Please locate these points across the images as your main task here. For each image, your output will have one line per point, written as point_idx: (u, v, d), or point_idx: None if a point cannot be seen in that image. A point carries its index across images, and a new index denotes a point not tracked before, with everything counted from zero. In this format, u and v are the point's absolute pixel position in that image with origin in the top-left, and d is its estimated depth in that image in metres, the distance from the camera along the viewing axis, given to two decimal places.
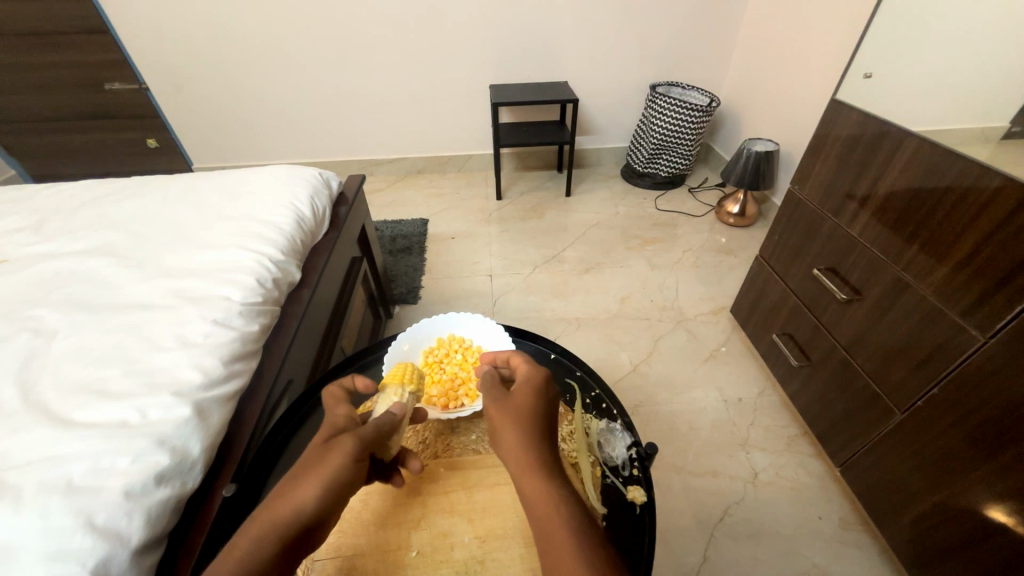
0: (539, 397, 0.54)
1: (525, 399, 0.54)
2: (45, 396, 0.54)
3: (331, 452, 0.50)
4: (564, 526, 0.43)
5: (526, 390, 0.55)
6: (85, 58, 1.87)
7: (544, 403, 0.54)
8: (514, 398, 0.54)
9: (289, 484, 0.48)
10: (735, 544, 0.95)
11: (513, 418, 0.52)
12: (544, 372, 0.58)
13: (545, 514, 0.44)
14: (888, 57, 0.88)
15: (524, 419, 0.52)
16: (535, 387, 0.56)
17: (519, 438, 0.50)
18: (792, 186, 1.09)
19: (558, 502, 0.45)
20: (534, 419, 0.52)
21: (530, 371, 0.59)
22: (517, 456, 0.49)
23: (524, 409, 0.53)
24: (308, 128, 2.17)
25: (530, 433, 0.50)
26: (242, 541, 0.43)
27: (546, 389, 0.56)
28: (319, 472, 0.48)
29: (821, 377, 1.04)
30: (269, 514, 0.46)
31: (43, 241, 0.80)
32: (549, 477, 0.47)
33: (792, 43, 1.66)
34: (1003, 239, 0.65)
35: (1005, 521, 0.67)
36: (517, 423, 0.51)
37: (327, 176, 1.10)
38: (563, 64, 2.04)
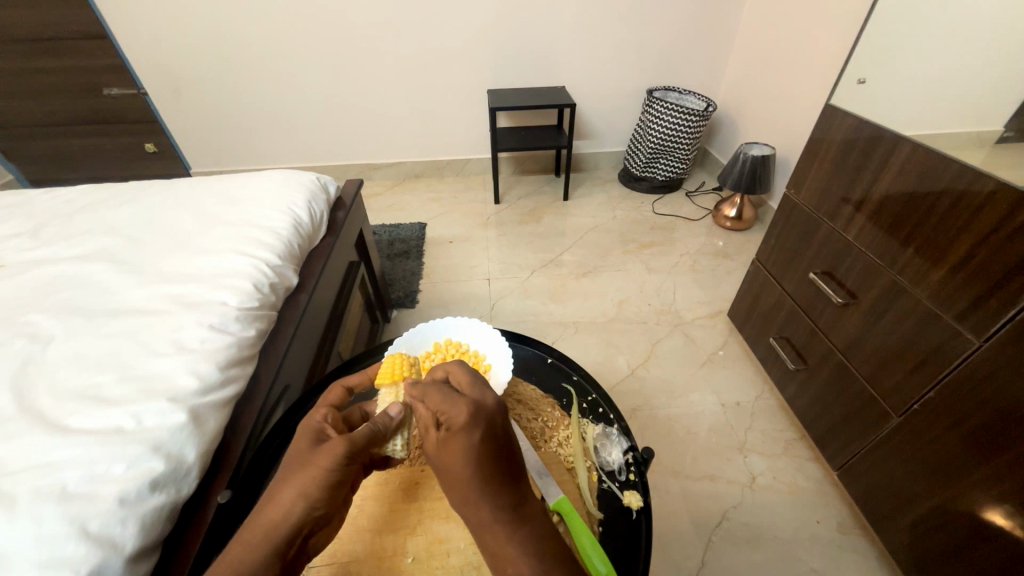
0: (463, 446, 0.49)
1: (454, 450, 0.49)
2: (40, 402, 0.54)
3: (317, 454, 0.51)
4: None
5: (455, 443, 0.50)
6: (84, 63, 1.88)
7: (469, 448, 0.49)
8: (446, 450, 0.50)
9: (278, 485, 0.49)
10: (734, 548, 0.95)
11: (448, 474, 0.50)
12: (463, 412, 0.51)
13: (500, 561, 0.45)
14: (880, 63, 0.89)
15: (459, 472, 0.49)
16: (457, 433, 0.50)
17: (462, 492, 0.49)
18: (788, 191, 1.10)
19: (510, 556, 0.45)
20: (464, 472, 0.48)
21: (452, 410, 0.52)
22: (466, 508, 0.48)
23: (451, 465, 0.49)
24: (306, 132, 2.17)
25: (466, 490, 0.48)
26: (236, 548, 0.44)
27: (468, 433, 0.50)
28: (305, 475, 0.49)
29: (818, 381, 1.04)
30: (262, 515, 0.47)
31: (40, 246, 0.80)
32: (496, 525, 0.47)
33: (788, 48, 1.68)
34: (997, 243, 0.65)
35: (1003, 524, 0.67)
36: (453, 479, 0.49)
37: (325, 180, 1.10)
38: (561, 68, 2.05)
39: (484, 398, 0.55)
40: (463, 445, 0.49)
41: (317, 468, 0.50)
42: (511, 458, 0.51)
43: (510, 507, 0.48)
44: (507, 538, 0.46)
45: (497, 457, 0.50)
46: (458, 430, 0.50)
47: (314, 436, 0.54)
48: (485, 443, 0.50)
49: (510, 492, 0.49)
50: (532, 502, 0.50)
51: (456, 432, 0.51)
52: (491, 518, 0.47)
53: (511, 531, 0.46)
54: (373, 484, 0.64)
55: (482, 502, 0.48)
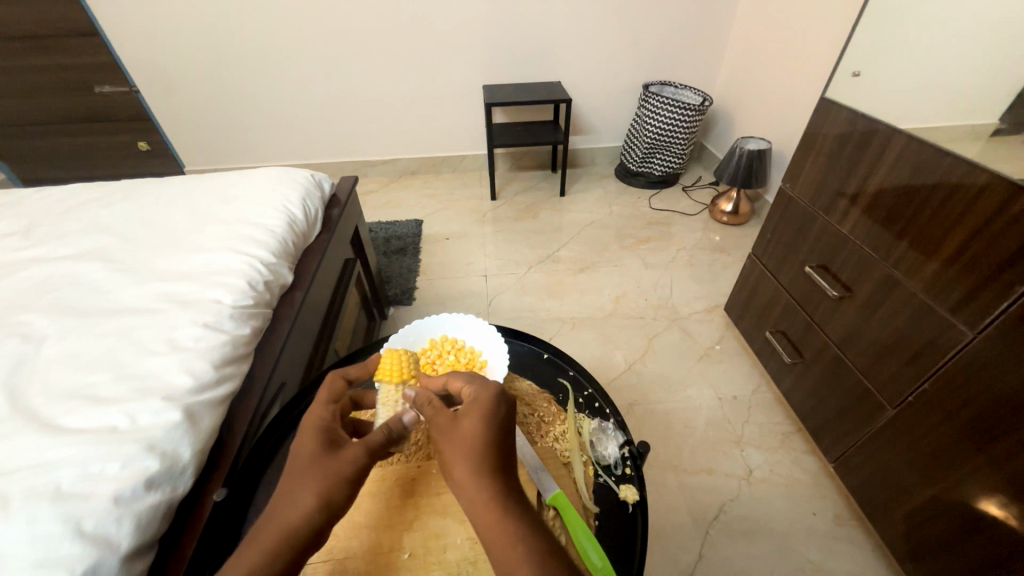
0: (485, 419, 0.51)
1: (471, 424, 0.51)
2: (33, 402, 0.53)
3: (339, 458, 0.50)
4: (517, 556, 0.41)
5: (474, 417, 0.51)
6: (74, 61, 1.86)
7: (490, 423, 0.51)
8: (461, 424, 0.51)
9: (292, 489, 0.47)
10: (731, 541, 0.95)
11: (458, 445, 0.49)
12: (490, 389, 0.55)
13: (498, 539, 0.43)
14: (875, 56, 0.89)
15: (471, 445, 0.49)
16: (481, 407, 0.52)
17: (467, 464, 0.48)
18: (784, 185, 1.09)
19: (510, 537, 0.42)
20: (479, 442, 0.49)
21: (477, 389, 0.56)
22: (466, 482, 0.47)
23: (465, 438, 0.50)
24: (301, 129, 2.16)
25: (474, 462, 0.48)
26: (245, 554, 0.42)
27: (491, 409, 0.52)
28: (327, 479, 0.48)
29: (814, 374, 1.05)
30: (274, 519, 0.45)
31: (32, 246, 0.79)
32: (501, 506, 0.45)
33: (784, 42, 1.67)
34: (991, 235, 0.65)
35: (997, 513, 0.67)
36: (460, 451, 0.49)
37: (319, 177, 1.10)
38: (557, 63, 2.04)
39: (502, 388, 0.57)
40: (486, 418, 0.51)
41: (340, 474, 0.49)
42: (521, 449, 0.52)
43: (515, 490, 0.47)
44: (510, 515, 0.44)
45: (510, 442, 0.51)
46: (480, 407, 0.52)
47: (325, 437, 0.52)
48: (501, 424, 0.52)
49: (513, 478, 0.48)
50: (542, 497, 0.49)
51: (478, 407, 0.53)
52: (496, 494, 0.45)
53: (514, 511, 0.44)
54: (369, 481, 0.63)
55: (491, 475, 0.47)
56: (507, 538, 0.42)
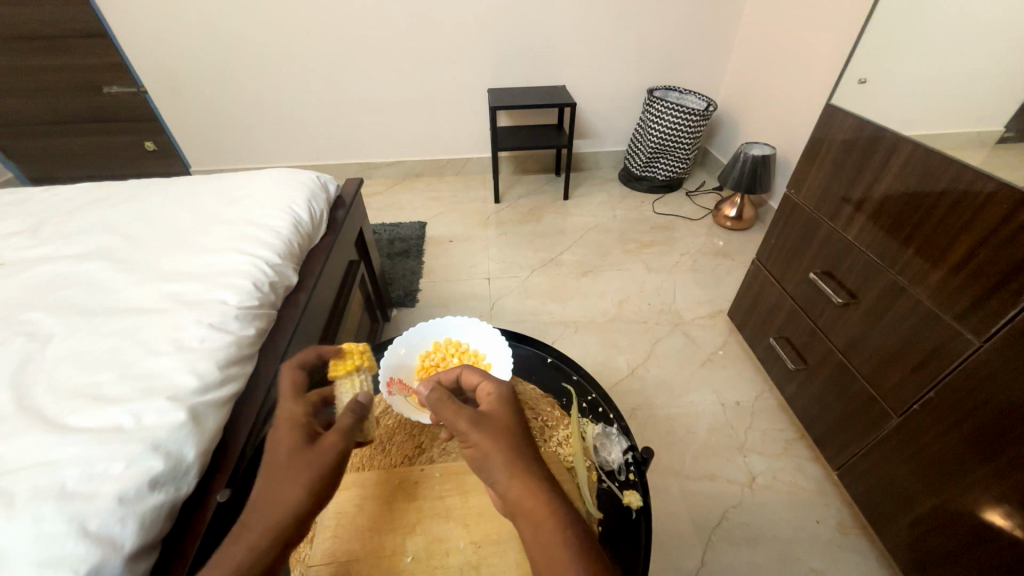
0: (511, 412, 0.54)
1: (502, 416, 0.53)
2: (38, 401, 0.54)
3: (319, 449, 0.50)
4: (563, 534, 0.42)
5: (502, 409, 0.54)
6: (83, 61, 1.87)
7: (514, 415, 0.54)
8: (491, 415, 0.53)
9: (282, 481, 0.47)
10: (733, 547, 0.95)
11: (492, 433, 0.50)
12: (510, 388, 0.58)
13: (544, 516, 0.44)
14: (881, 62, 0.89)
15: (504, 433, 0.50)
16: (501, 403, 0.55)
17: (503, 449, 0.48)
18: (788, 191, 1.09)
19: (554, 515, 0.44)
20: (513, 429, 0.51)
21: (494, 385, 0.58)
22: (504, 467, 0.47)
23: (496, 424, 0.51)
24: (306, 131, 2.17)
25: (512, 449, 0.49)
26: (235, 550, 0.42)
27: (511, 404, 0.55)
28: (311, 470, 0.48)
29: (818, 380, 1.04)
30: (265, 516, 0.45)
31: (39, 244, 0.80)
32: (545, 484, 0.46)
33: (789, 47, 1.67)
34: (998, 244, 0.65)
35: (1003, 524, 0.67)
36: (495, 438, 0.49)
37: (324, 179, 1.10)
38: (561, 67, 2.05)
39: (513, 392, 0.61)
40: (508, 411, 0.54)
41: (322, 463, 0.49)
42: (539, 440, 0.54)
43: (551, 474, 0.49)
44: (547, 496, 0.45)
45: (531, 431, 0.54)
46: (504, 402, 0.55)
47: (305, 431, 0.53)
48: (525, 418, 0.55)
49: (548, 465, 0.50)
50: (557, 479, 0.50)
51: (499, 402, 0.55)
52: (535, 477, 0.46)
53: (552, 494, 0.45)
54: (372, 482, 0.64)
55: (530, 458, 0.48)
56: (548, 525, 0.43)
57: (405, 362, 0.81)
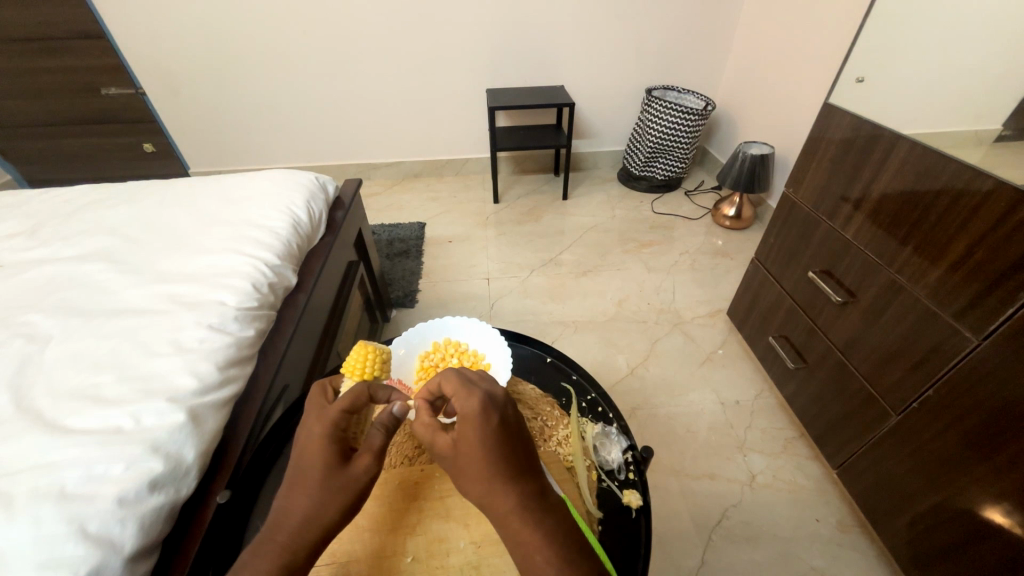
0: (479, 441, 0.48)
1: (471, 447, 0.48)
2: (38, 402, 0.54)
3: (353, 471, 0.51)
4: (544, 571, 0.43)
5: (470, 436, 0.48)
6: (81, 62, 1.87)
7: (487, 434, 0.48)
8: (463, 445, 0.49)
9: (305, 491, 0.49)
10: (733, 546, 0.95)
11: (468, 473, 0.48)
12: (475, 401, 0.50)
13: (527, 553, 0.44)
14: (880, 61, 0.89)
15: (476, 469, 0.47)
16: (474, 421, 0.49)
17: (480, 487, 0.47)
18: (787, 190, 1.09)
19: (534, 547, 0.44)
20: (484, 463, 0.47)
21: (464, 401, 0.51)
22: (485, 500, 0.47)
23: (467, 461, 0.48)
24: (305, 132, 2.17)
25: (487, 488, 0.47)
26: (259, 563, 0.45)
27: (479, 432, 0.48)
28: (344, 493, 0.50)
29: (818, 379, 1.04)
30: (289, 528, 0.48)
31: (38, 246, 0.80)
32: (530, 522, 0.45)
33: (787, 47, 1.67)
34: (996, 241, 0.65)
35: (1002, 521, 0.67)
36: (470, 478, 0.48)
37: (323, 180, 1.10)
38: (560, 67, 2.05)
39: (492, 388, 0.53)
40: (479, 436, 0.48)
41: (355, 487, 0.50)
42: (525, 449, 0.50)
43: (533, 496, 0.47)
44: (534, 526, 0.45)
45: (521, 442, 0.50)
46: (472, 427, 0.49)
47: (336, 445, 0.52)
48: (502, 437, 0.49)
49: (531, 480, 0.48)
50: (552, 493, 0.49)
51: (469, 419, 0.49)
52: (513, 513, 0.46)
53: (536, 522, 0.45)
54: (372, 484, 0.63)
55: (510, 494, 0.46)
56: (532, 558, 0.44)
57: (405, 362, 0.81)
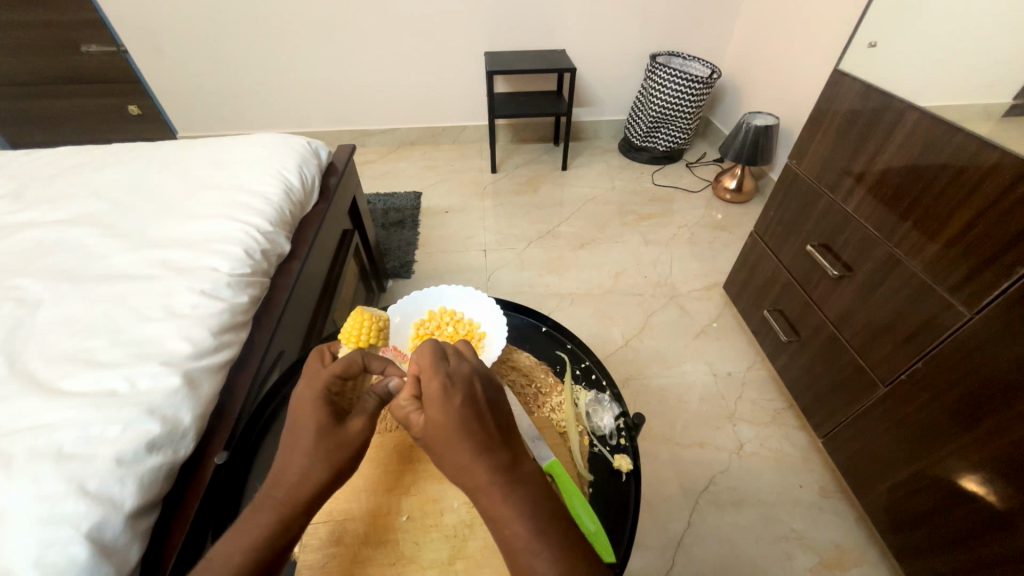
0: (445, 421, 0.48)
1: (439, 426, 0.48)
2: (31, 365, 0.53)
3: (349, 431, 0.52)
4: (518, 541, 0.44)
5: (436, 415, 0.49)
6: (58, 17, 1.77)
7: (452, 412, 0.49)
8: (431, 424, 0.49)
9: (302, 455, 0.49)
10: (718, 510, 0.99)
11: (440, 450, 0.49)
12: (438, 380, 0.51)
13: (501, 525, 0.45)
14: (893, 27, 0.86)
15: (446, 446, 0.48)
16: (437, 400, 0.49)
17: (453, 464, 0.48)
18: (790, 161, 1.07)
19: (507, 519, 0.45)
20: (452, 440, 0.48)
21: (428, 380, 0.51)
22: (459, 477, 0.48)
23: (437, 439, 0.49)
24: (297, 96, 2.09)
25: (458, 464, 0.47)
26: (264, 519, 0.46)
27: (444, 410, 0.49)
28: (340, 451, 0.50)
29: (810, 352, 1.05)
30: (282, 488, 0.48)
31: (23, 209, 0.78)
32: (501, 496, 0.45)
33: (798, 11, 1.60)
34: (997, 216, 0.65)
35: (976, 489, 0.70)
36: (443, 456, 0.48)
37: (315, 145, 1.07)
38: (561, 30, 1.97)
39: (459, 366, 0.54)
40: (443, 416, 0.48)
41: (349, 447, 0.51)
42: (498, 421, 0.50)
43: (504, 469, 0.47)
44: (505, 499, 0.45)
45: (488, 415, 0.50)
46: (435, 406, 0.49)
47: (331, 408, 0.53)
48: (467, 414, 0.49)
49: (505, 451, 0.48)
50: (526, 461, 0.49)
51: (433, 398, 0.50)
52: (483, 488, 0.46)
53: (508, 495, 0.46)
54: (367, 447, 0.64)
55: (478, 471, 0.46)
56: (507, 528, 0.45)
57: (400, 330, 0.81)
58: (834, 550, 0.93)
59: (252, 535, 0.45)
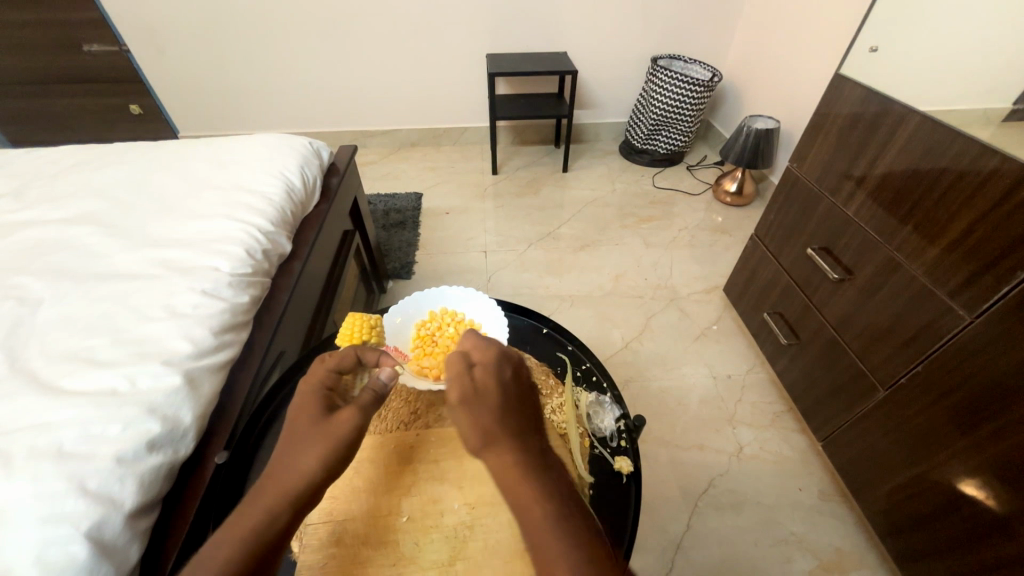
0: (500, 386, 0.53)
1: (493, 389, 0.53)
2: (32, 364, 0.53)
3: (338, 423, 0.53)
4: (542, 512, 0.43)
5: (492, 382, 0.53)
6: (61, 16, 1.78)
7: (506, 383, 0.54)
8: (484, 388, 0.53)
9: (295, 448, 0.51)
10: (717, 513, 0.99)
11: (485, 412, 0.51)
12: (499, 353, 0.57)
13: (529, 497, 0.44)
14: (895, 32, 0.86)
15: (495, 409, 0.51)
16: (497, 368, 0.55)
17: (495, 427, 0.50)
18: (791, 164, 1.08)
19: (536, 490, 0.45)
20: (503, 405, 0.51)
21: (487, 352, 0.57)
22: (495, 444, 0.49)
23: (487, 401, 0.52)
24: (298, 97, 2.10)
25: (501, 430, 0.49)
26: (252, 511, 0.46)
27: (502, 378, 0.54)
28: (327, 443, 0.51)
29: (809, 355, 1.05)
30: (274, 484, 0.48)
31: (25, 208, 0.78)
32: (536, 466, 0.47)
33: (799, 16, 1.61)
34: (997, 220, 0.65)
35: (975, 494, 0.70)
36: (485, 421, 0.50)
37: (317, 145, 1.07)
38: (563, 33, 1.97)
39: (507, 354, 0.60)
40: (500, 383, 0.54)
41: (338, 438, 0.52)
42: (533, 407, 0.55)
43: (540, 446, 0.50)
44: (539, 471, 0.47)
45: (523, 405, 0.54)
46: (493, 372, 0.54)
47: (322, 401, 0.56)
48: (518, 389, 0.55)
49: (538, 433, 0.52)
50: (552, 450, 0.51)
51: (492, 368, 0.55)
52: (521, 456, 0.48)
53: (542, 468, 0.47)
54: (367, 448, 0.64)
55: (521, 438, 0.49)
56: (534, 499, 0.44)
57: (401, 331, 0.81)
58: (833, 553, 0.93)
59: (246, 527, 0.45)
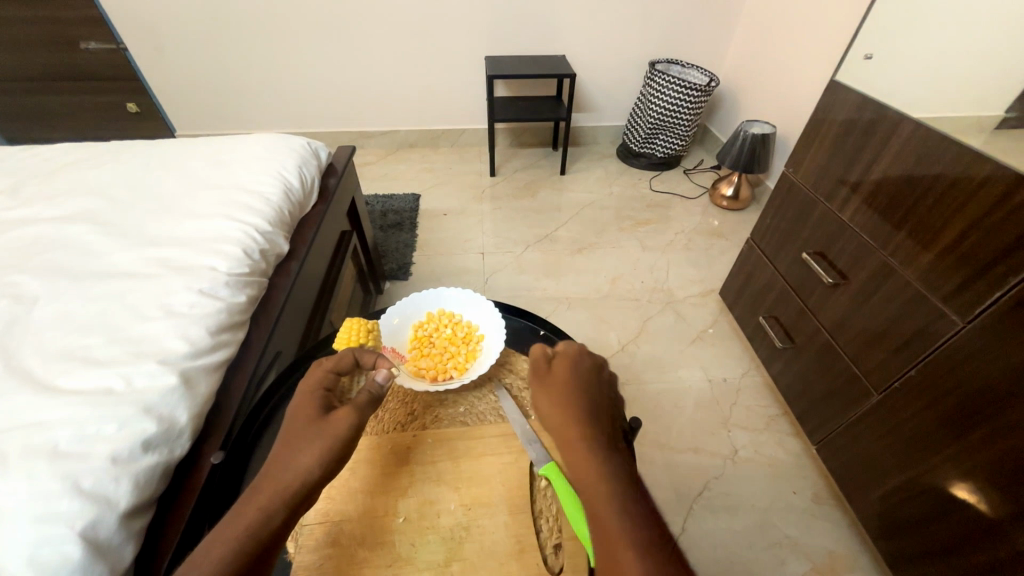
0: (572, 373, 0.61)
1: (564, 372, 0.61)
2: (27, 362, 0.53)
3: (334, 423, 0.54)
4: (595, 480, 0.49)
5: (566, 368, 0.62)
6: (58, 13, 1.77)
7: (579, 372, 0.62)
8: (556, 372, 0.62)
9: (292, 448, 0.52)
10: (712, 515, 0.99)
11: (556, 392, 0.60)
12: (576, 346, 0.66)
13: (587, 468, 0.51)
14: (890, 39, 0.87)
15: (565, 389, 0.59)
16: (570, 357, 0.63)
17: (564, 404, 0.58)
18: (787, 169, 1.08)
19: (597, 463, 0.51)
20: (571, 388, 0.59)
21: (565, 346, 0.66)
22: (561, 418, 0.57)
23: (557, 381, 0.61)
24: (297, 97, 2.09)
25: (568, 408, 0.57)
26: (247, 511, 0.46)
27: (577, 366, 0.62)
28: (325, 442, 0.53)
29: (804, 359, 1.06)
30: (271, 483, 0.49)
31: (21, 206, 0.77)
32: (593, 442, 0.53)
33: (796, 22, 1.62)
34: (989, 226, 0.66)
35: (967, 497, 0.70)
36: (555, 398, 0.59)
37: (315, 146, 1.07)
38: (562, 36, 1.98)
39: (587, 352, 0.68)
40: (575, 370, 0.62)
41: (335, 437, 0.53)
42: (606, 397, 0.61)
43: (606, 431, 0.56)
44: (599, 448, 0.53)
45: (600, 411, 0.59)
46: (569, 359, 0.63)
47: (321, 402, 0.57)
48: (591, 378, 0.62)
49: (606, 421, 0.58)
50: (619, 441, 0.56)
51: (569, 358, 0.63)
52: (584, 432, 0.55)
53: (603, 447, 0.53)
54: (364, 449, 0.64)
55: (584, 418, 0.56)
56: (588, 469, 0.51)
57: (398, 332, 0.81)
58: (827, 556, 0.94)
59: (242, 525, 0.45)
